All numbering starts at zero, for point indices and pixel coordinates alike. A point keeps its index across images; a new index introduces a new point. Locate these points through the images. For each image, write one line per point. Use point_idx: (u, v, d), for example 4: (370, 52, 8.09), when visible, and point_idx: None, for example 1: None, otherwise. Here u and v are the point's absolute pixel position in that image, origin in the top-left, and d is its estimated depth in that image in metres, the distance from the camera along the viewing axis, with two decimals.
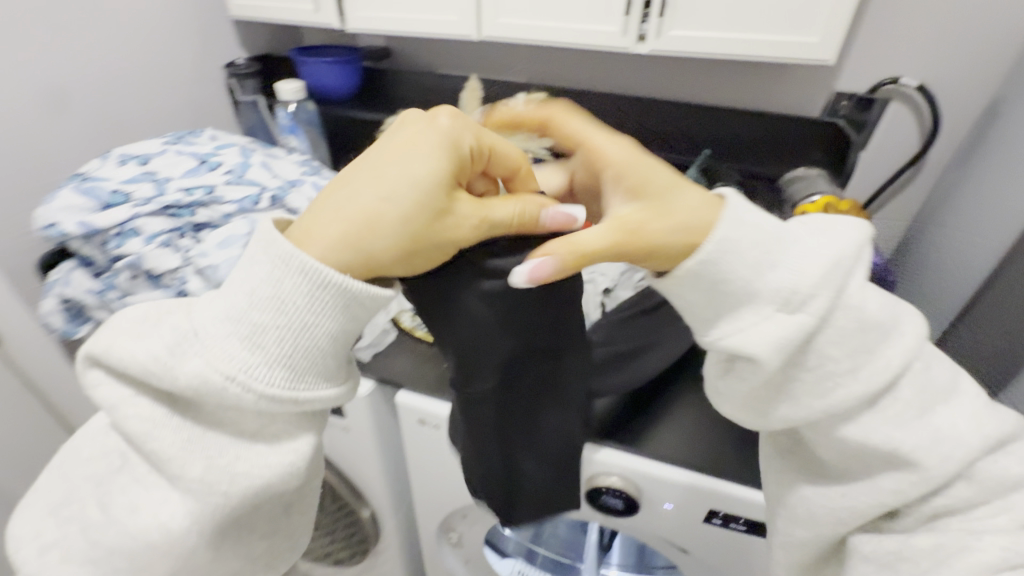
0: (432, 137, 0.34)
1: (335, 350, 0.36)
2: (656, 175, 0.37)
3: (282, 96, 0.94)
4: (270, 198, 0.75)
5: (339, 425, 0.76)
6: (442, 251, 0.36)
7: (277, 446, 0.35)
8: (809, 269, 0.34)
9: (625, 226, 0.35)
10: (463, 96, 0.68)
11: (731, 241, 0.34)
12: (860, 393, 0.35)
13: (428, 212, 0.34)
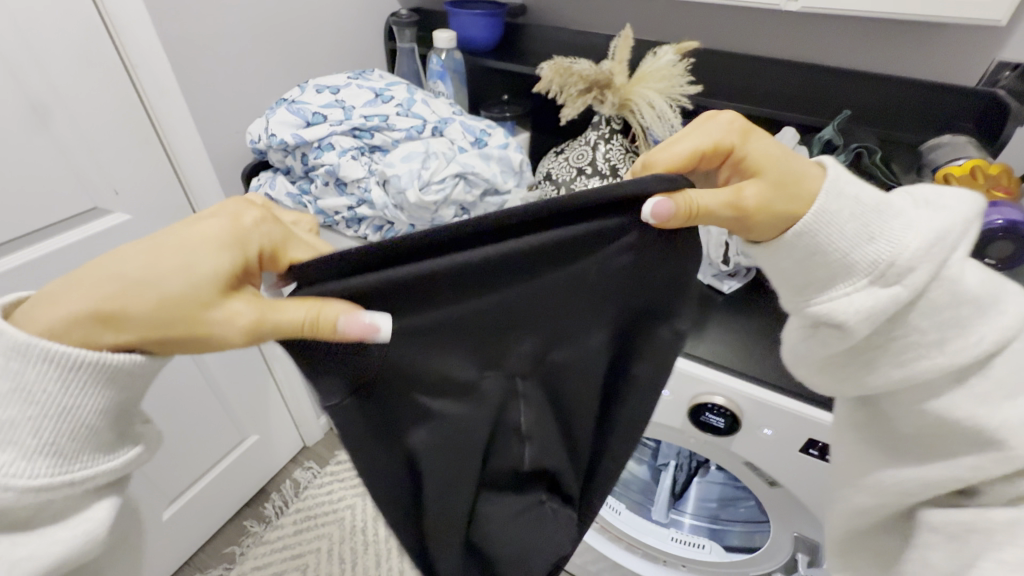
0: (211, 235, 0.35)
1: (106, 425, 0.38)
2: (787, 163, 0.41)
3: (436, 44, 1.05)
4: (432, 128, 0.86)
5: None
6: (208, 345, 0.35)
7: (68, 520, 0.37)
8: (908, 239, 0.38)
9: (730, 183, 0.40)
10: (617, 42, 0.75)
11: (830, 210, 0.39)
12: (938, 362, 0.38)
13: (182, 314, 0.34)
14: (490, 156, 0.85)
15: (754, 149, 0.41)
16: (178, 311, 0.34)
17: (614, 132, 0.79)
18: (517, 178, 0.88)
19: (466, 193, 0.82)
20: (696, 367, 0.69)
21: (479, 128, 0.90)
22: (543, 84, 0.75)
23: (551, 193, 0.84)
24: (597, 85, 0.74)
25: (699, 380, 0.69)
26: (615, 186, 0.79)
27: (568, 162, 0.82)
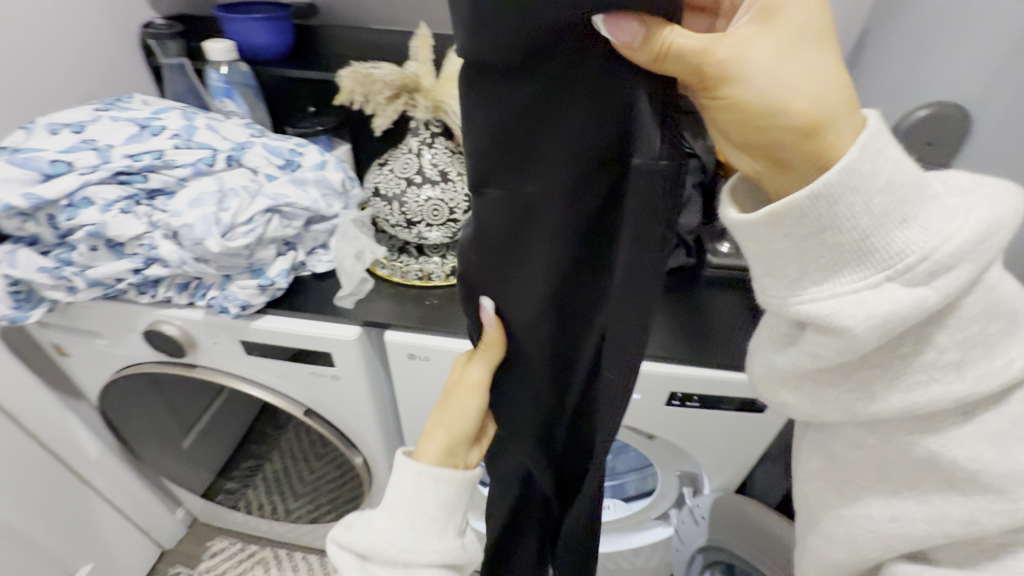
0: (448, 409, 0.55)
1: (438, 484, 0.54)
2: (793, 105, 0.30)
3: (212, 57, 0.89)
4: (224, 159, 0.72)
5: (327, 376, 0.77)
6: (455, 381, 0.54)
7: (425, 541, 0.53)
8: (948, 230, 0.31)
9: (812, 23, 0.30)
10: (415, 43, 0.70)
11: (861, 171, 0.30)
12: (957, 393, 0.33)
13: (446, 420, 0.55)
14: (306, 180, 0.74)
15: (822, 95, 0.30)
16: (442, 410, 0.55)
17: (435, 135, 0.76)
18: (343, 200, 0.79)
19: (285, 228, 0.69)
20: None
21: (284, 152, 0.79)
22: (346, 94, 0.68)
23: (383, 209, 0.78)
24: (405, 90, 0.70)
25: None
26: (449, 191, 0.76)
27: (394, 174, 0.77)
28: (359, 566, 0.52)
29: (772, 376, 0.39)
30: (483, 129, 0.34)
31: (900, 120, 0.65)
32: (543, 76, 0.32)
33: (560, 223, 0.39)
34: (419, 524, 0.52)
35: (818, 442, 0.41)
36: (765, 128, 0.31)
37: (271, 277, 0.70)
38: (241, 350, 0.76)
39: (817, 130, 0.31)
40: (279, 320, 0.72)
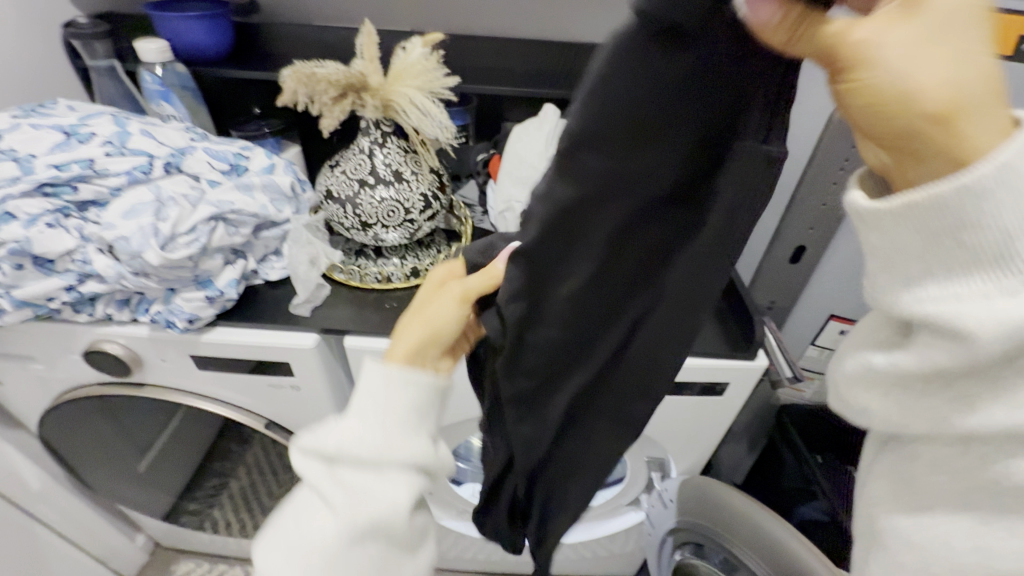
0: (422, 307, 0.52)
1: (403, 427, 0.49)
2: (936, 96, 0.23)
3: (144, 58, 0.84)
4: (162, 165, 0.68)
5: (287, 387, 0.75)
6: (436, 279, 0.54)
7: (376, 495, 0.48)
8: None
9: (967, 15, 0.23)
10: (359, 40, 0.68)
11: None
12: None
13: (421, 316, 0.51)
14: (252, 185, 0.71)
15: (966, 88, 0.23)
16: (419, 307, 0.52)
17: (386, 135, 0.74)
18: (295, 204, 0.77)
19: (231, 235, 0.66)
20: None
21: (229, 156, 0.75)
22: (288, 94, 0.65)
23: (336, 212, 0.76)
24: (351, 88, 0.67)
25: None
26: (404, 192, 0.75)
27: (346, 176, 0.75)
28: (324, 469, 0.47)
29: (864, 378, 0.29)
30: (583, 137, 0.28)
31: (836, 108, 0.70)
32: (683, 70, 0.27)
33: (624, 247, 0.35)
34: (394, 420, 0.47)
35: (890, 459, 0.31)
36: (899, 138, 0.24)
37: (220, 288, 0.67)
38: (192, 366, 0.73)
39: (957, 139, 0.23)
40: (231, 332, 0.69)
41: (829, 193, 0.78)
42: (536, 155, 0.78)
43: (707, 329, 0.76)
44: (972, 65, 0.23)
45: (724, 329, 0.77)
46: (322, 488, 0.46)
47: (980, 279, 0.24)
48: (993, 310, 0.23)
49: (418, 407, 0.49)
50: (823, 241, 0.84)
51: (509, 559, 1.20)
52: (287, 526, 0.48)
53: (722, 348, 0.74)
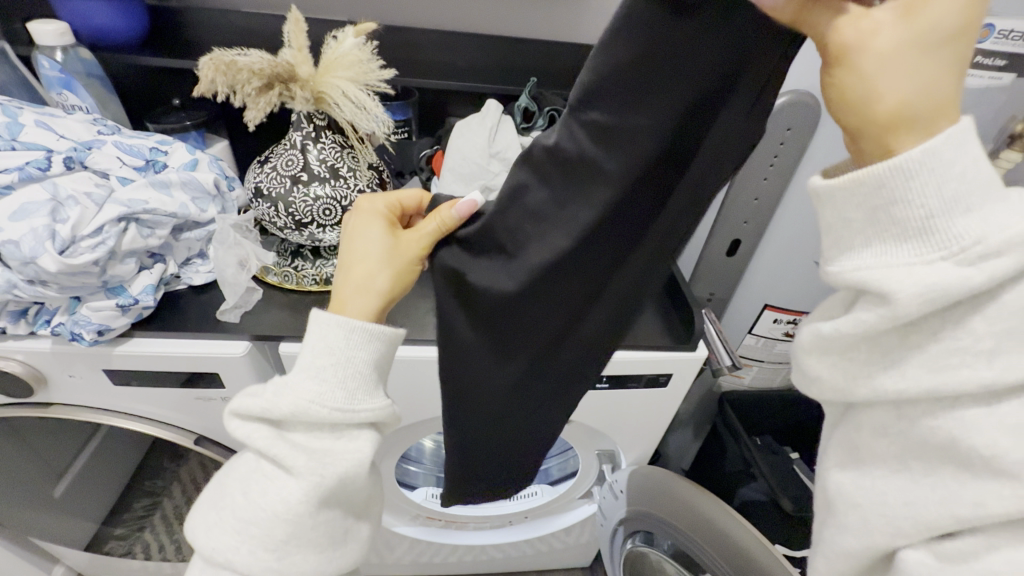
0: (371, 245, 0.50)
1: (375, 375, 0.48)
2: (881, 101, 0.26)
3: (39, 41, 0.76)
4: (61, 161, 0.61)
5: (217, 398, 0.70)
6: (378, 215, 0.52)
7: (336, 447, 0.45)
8: None
9: (954, 24, 0.25)
10: (286, 29, 0.64)
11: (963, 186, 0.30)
12: (989, 376, 0.26)
13: (380, 256, 0.49)
14: (170, 183, 0.65)
15: (915, 100, 0.26)
16: (373, 245, 0.50)
17: (320, 129, 0.71)
18: (220, 202, 0.71)
19: (145, 237, 0.61)
20: None
21: (143, 152, 0.69)
22: (206, 84, 0.60)
23: (267, 211, 0.72)
24: (278, 79, 0.63)
25: None
26: (340, 188, 0.71)
27: (277, 172, 0.70)
28: (274, 435, 0.45)
29: (816, 346, 0.32)
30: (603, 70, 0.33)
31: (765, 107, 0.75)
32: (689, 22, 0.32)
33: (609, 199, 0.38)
34: (351, 381, 0.46)
35: (842, 433, 0.33)
36: (858, 114, 0.27)
37: (134, 295, 0.61)
38: (107, 381, 0.66)
39: (902, 130, 0.27)
40: (150, 343, 0.64)
41: (760, 189, 0.81)
42: (477, 151, 0.77)
43: (653, 322, 0.78)
44: (930, 82, 0.26)
45: (667, 321, 0.79)
46: (276, 453, 0.44)
47: (911, 250, 0.27)
48: (915, 273, 0.26)
49: (377, 362, 0.48)
50: (756, 235, 0.88)
51: (465, 560, 1.19)
52: (233, 497, 0.46)
53: (667, 341, 0.75)
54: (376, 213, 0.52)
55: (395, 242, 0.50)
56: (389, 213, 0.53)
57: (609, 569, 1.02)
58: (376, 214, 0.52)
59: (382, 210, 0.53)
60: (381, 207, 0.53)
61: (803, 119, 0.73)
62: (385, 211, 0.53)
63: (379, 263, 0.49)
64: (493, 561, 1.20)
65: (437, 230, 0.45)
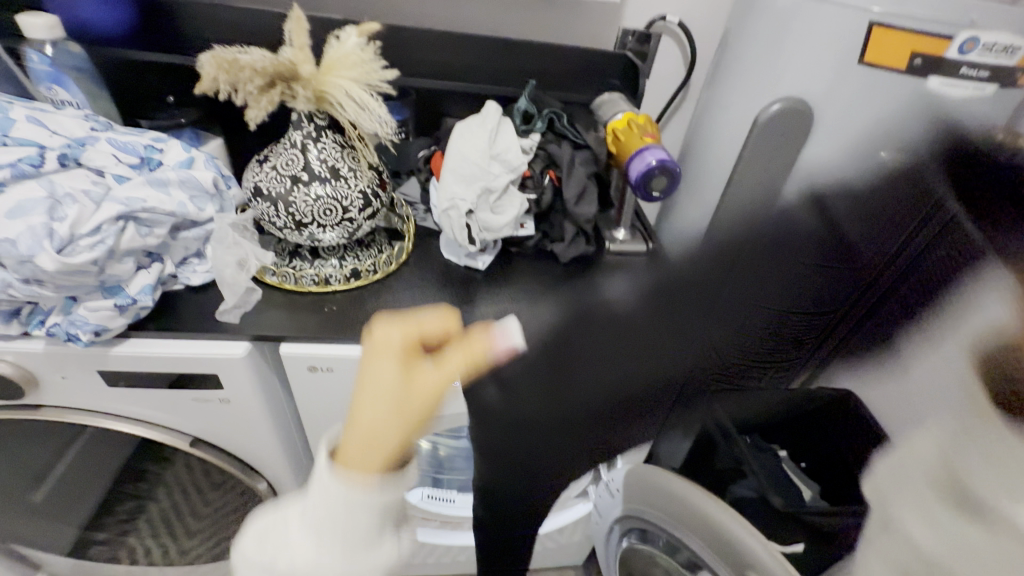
0: (383, 388, 0.49)
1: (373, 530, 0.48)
2: None
3: (27, 34, 0.74)
4: (56, 158, 0.60)
5: (215, 400, 0.69)
6: (390, 355, 0.50)
7: None
8: None
9: None
10: (288, 28, 0.64)
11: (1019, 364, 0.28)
12: None
13: (391, 412, 0.48)
14: (168, 181, 0.64)
15: None
16: (382, 390, 0.49)
17: (320, 129, 0.70)
18: (218, 201, 0.70)
19: (144, 237, 0.60)
20: None
21: (138, 149, 0.68)
22: (207, 82, 0.59)
23: (267, 210, 0.71)
24: (280, 78, 0.63)
25: None
26: (341, 188, 0.71)
27: (277, 171, 0.70)
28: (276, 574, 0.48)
29: None
30: None
31: (760, 112, 0.77)
32: None
33: None
34: (352, 534, 0.46)
35: None
36: None
37: (132, 295, 0.60)
38: (101, 383, 0.65)
39: None
40: (149, 343, 0.63)
41: None
42: (478, 152, 0.77)
43: None
44: None
45: None
46: None
47: None
48: None
49: (381, 518, 0.48)
50: None
51: (458, 560, 1.19)
52: None
53: None
54: (384, 341, 0.51)
55: (405, 399, 0.48)
56: (408, 347, 0.52)
57: (604, 568, 1.03)
58: (389, 352, 0.50)
59: (397, 345, 0.51)
60: (397, 333, 0.52)
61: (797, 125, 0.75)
62: (399, 343, 0.51)
63: (387, 411, 0.48)
64: None
65: None
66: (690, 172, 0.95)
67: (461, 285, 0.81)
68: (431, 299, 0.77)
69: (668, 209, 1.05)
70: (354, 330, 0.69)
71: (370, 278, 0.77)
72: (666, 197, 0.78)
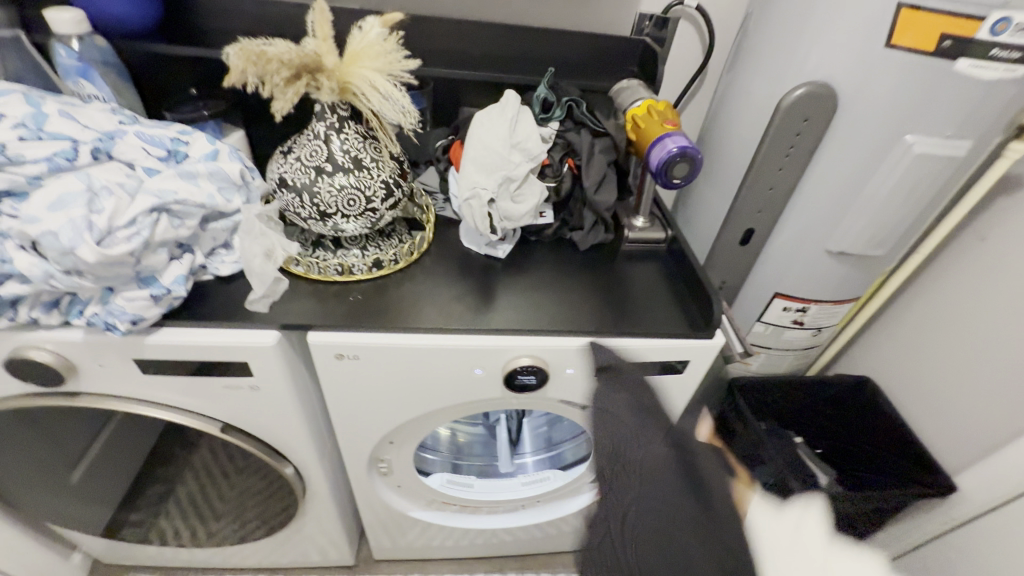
0: None
1: None
2: None
3: (55, 29, 0.75)
4: (89, 151, 0.62)
5: (245, 387, 0.71)
6: None
7: None
8: None
9: None
10: (311, 19, 0.64)
11: None
12: None
13: None
14: (197, 173, 0.66)
15: None
16: None
17: (343, 120, 0.71)
18: (244, 192, 0.72)
19: (176, 228, 0.61)
20: (527, 336, 0.73)
21: (166, 142, 0.69)
22: (234, 75, 0.60)
23: (292, 201, 0.72)
24: (305, 69, 0.63)
25: (515, 347, 0.72)
26: (364, 179, 0.72)
27: (301, 162, 0.71)
28: None
29: None
30: None
31: (782, 98, 0.76)
32: None
33: None
34: None
35: None
36: None
37: (165, 285, 0.61)
38: (137, 370, 0.67)
39: None
40: (182, 332, 0.65)
41: (774, 179, 0.83)
42: (498, 141, 0.77)
43: (673, 310, 0.80)
44: None
45: (685, 307, 0.81)
46: None
47: None
48: None
49: None
50: (769, 224, 0.90)
51: (477, 543, 1.22)
52: None
53: (685, 329, 0.77)
54: None
55: None
56: None
57: None
58: None
59: None
60: None
61: (820, 111, 0.75)
62: None
63: None
64: (504, 545, 1.23)
65: None
66: (708, 159, 0.95)
67: (482, 275, 0.82)
68: (453, 289, 0.78)
69: (684, 196, 1.05)
70: (378, 318, 0.71)
71: (392, 267, 0.78)
72: (687, 184, 0.78)
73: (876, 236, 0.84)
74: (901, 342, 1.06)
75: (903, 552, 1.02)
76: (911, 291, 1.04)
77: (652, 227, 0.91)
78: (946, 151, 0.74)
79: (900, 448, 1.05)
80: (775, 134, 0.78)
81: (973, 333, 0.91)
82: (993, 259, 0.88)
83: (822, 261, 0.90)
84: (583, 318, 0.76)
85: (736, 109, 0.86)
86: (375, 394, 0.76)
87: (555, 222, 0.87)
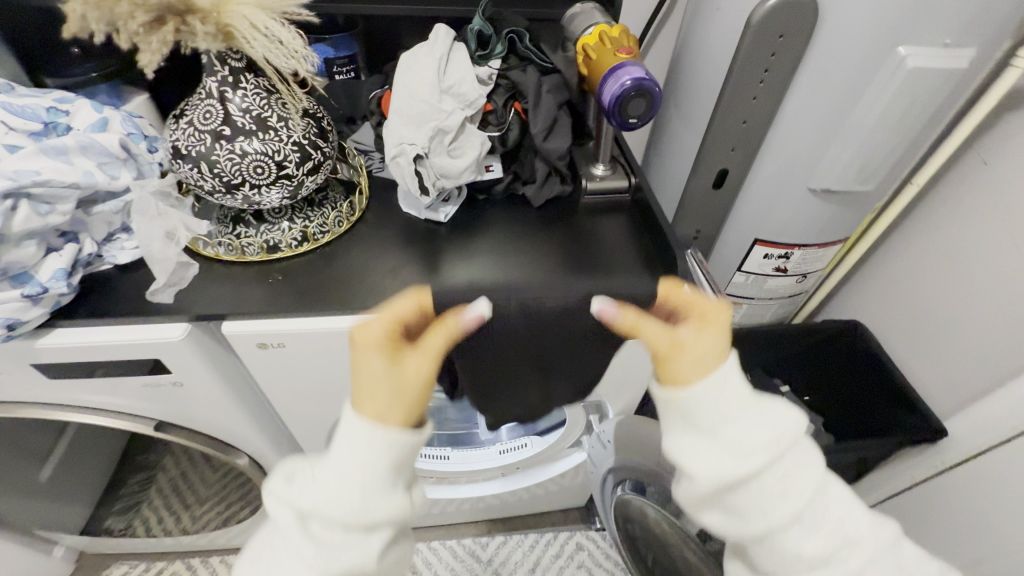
0: (372, 342, 0.44)
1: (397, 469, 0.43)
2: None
3: None
4: None
5: (166, 383, 0.65)
6: (384, 386, 0.43)
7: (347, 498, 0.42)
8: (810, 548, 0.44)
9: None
10: None
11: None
12: None
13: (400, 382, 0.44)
14: (67, 149, 0.57)
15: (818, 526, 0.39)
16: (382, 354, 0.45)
17: (237, 72, 0.61)
18: (134, 167, 0.63)
19: (43, 215, 0.53)
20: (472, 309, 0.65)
21: (40, 114, 0.59)
22: (75, 21, 0.50)
23: (192, 174, 0.63)
24: (171, 12, 0.52)
25: None
26: (272, 142, 0.62)
27: (194, 128, 0.61)
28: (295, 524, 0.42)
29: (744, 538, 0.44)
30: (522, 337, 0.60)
31: (753, 12, 0.64)
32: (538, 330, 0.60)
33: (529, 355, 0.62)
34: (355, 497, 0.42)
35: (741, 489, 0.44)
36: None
37: (42, 282, 0.54)
38: (40, 375, 0.61)
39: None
40: (78, 332, 0.58)
41: (749, 111, 0.73)
42: (426, 86, 0.67)
43: (637, 267, 0.72)
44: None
45: (650, 264, 0.73)
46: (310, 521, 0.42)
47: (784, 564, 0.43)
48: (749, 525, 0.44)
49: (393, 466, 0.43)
50: (745, 164, 0.80)
51: (461, 509, 1.20)
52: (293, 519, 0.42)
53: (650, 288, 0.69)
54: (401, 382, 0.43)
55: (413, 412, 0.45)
56: (397, 335, 0.47)
57: (601, 515, 1.01)
58: (394, 370, 0.44)
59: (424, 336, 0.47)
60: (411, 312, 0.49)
61: (797, 24, 0.63)
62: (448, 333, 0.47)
63: (391, 382, 0.43)
64: (488, 509, 1.22)
65: (445, 341, 0.46)
66: (678, 93, 0.84)
67: (423, 241, 0.74)
68: (389, 261, 0.70)
69: (656, 138, 0.94)
70: (302, 302, 0.63)
71: (321, 240, 0.70)
72: (646, 123, 0.68)
73: (865, 168, 0.75)
74: (894, 281, 0.99)
75: (889, 496, 1.00)
76: (906, 225, 0.95)
77: (616, 174, 0.81)
78: (944, 65, 0.63)
79: (890, 393, 1.00)
80: (745, 56, 0.67)
81: (972, 269, 0.83)
82: (996, 186, 0.79)
83: (805, 200, 0.81)
84: (537, 282, 0.69)
85: (705, 30, 0.75)
86: (314, 378, 0.70)
87: (507, 175, 0.77)
